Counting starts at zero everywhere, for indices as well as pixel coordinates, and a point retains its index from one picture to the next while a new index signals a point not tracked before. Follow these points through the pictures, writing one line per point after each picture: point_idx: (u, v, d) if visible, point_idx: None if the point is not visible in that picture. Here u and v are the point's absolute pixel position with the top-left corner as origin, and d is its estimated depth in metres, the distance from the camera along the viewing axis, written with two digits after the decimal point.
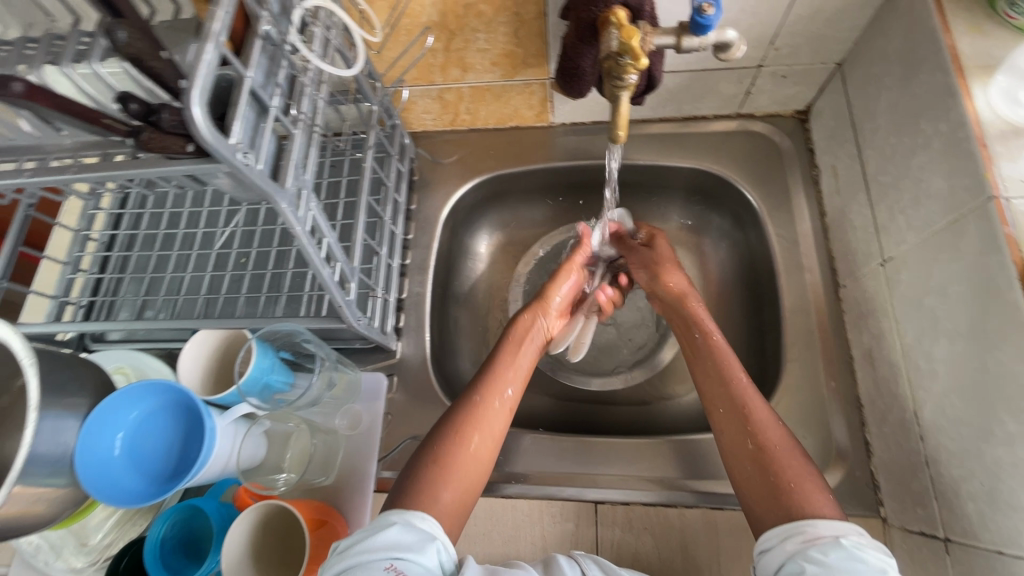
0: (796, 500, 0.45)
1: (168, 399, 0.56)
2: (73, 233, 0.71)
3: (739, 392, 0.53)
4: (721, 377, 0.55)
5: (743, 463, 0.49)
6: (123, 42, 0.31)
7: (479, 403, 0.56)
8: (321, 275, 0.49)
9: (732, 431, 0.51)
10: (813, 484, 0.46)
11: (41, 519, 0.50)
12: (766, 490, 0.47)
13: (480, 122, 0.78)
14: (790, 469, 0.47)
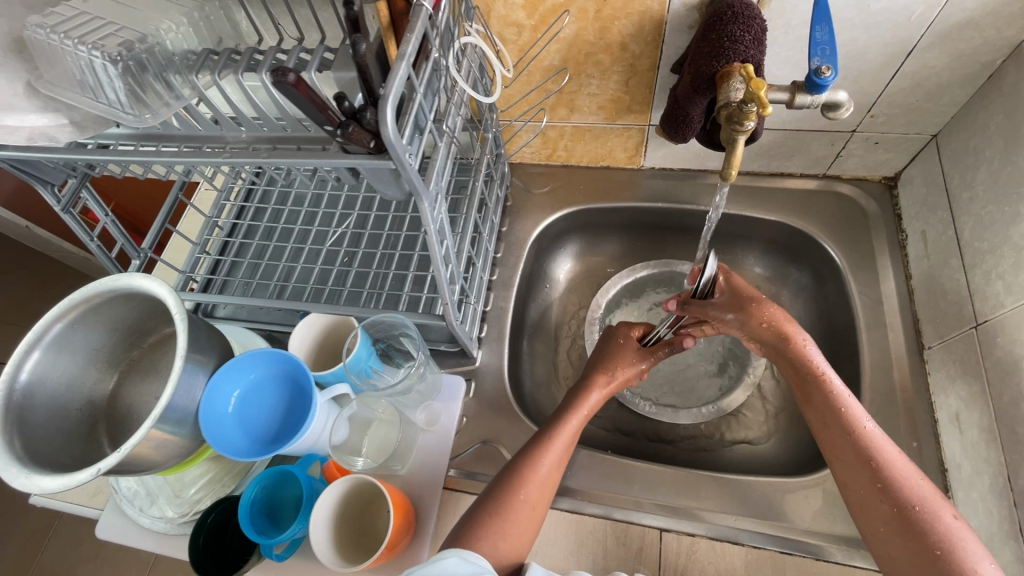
0: (944, 562, 0.46)
1: (280, 370, 0.61)
2: (205, 219, 0.79)
3: (868, 441, 0.53)
4: (848, 427, 0.54)
5: (884, 517, 0.50)
6: (361, 51, 0.38)
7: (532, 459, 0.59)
8: (438, 272, 0.54)
9: (863, 486, 0.52)
10: (967, 549, 0.46)
11: (158, 462, 0.56)
12: (910, 550, 0.48)
13: (574, 160, 0.84)
14: (938, 523, 0.48)
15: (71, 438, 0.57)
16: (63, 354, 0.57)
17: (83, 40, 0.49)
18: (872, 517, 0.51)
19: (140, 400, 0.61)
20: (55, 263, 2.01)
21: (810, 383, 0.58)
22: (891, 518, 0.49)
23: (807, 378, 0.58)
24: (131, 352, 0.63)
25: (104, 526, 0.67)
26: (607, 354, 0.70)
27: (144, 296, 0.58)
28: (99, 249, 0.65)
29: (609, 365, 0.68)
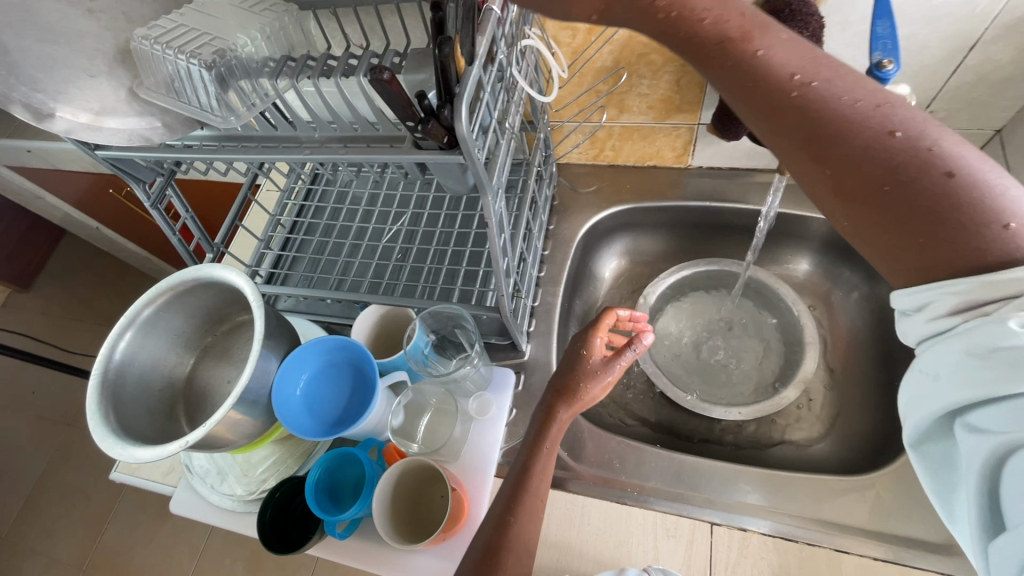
0: (929, 246, 0.36)
1: (342, 357, 0.64)
2: (270, 216, 0.84)
3: (817, 115, 0.39)
4: (818, 113, 0.40)
5: (861, 175, 0.38)
6: (446, 53, 0.41)
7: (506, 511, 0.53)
8: (497, 262, 0.57)
9: (863, 166, 0.38)
10: (930, 218, 0.36)
11: (231, 440, 0.59)
12: (899, 243, 0.38)
13: (621, 159, 0.85)
14: (971, 190, 0.35)
15: (156, 415, 0.61)
16: (149, 337, 0.61)
17: (182, 49, 0.53)
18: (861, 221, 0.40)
19: (214, 382, 0.66)
20: (116, 263, 2.13)
21: (771, 91, 0.41)
22: (875, 200, 0.38)
23: (745, 84, 0.42)
24: (206, 338, 0.68)
25: (178, 501, 0.71)
26: (570, 369, 0.61)
27: (221, 285, 0.63)
28: (180, 243, 0.70)
29: (575, 387, 0.59)
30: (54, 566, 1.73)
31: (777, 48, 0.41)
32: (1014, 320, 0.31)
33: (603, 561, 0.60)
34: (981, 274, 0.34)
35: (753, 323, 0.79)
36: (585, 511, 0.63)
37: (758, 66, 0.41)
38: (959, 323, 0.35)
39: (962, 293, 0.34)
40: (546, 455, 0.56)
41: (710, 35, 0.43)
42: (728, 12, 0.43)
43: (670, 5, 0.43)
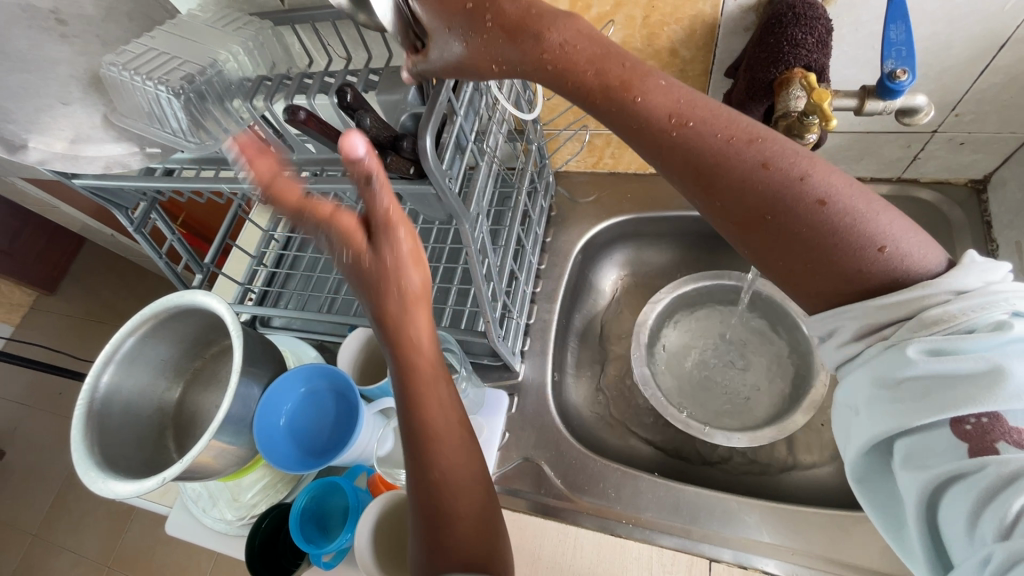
0: (819, 273, 0.38)
1: (324, 385, 0.63)
2: (262, 232, 0.83)
3: (701, 149, 0.39)
4: (700, 150, 0.39)
5: (749, 208, 0.38)
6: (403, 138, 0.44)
7: (450, 505, 0.44)
8: (481, 290, 0.54)
9: (747, 200, 0.38)
10: (822, 252, 0.37)
11: (217, 470, 0.59)
12: (794, 269, 0.39)
13: (621, 167, 0.81)
14: (846, 216, 0.36)
15: (143, 443, 0.61)
16: (134, 367, 0.61)
17: (151, 75, 0.51)
18: (761, 250, 0.40)
19: (203, 407, 0.65)
20: (134, 266, 2.17)
21: (652, 132, 0.40)
22: (769, 230, 0.39)
23: (630, 125, 0.41)
24: (194, 362, 0.67)
25: (173, 522, 0.71)
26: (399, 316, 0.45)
27: (203, 311, 0.62)
28: (167, 265, 0.69)
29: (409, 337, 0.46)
30: (82, 562, 1.79)
31: (654, 92, 0.40)
32: (915, 347, 0.33)
33: None
34: (872, 299, 0.36)
35: (760, 339, 0.75)
36: (578, 542, 0.61)
37: (641, 112, 0.40)
38: (868, 348, 0.36)
39: (863, 319, 0.36)
40: (434, 421, 0.45)
41: (595, 84, 0.41)
42: (609, 62, 0.41)
43: (556, 56, 0.41)
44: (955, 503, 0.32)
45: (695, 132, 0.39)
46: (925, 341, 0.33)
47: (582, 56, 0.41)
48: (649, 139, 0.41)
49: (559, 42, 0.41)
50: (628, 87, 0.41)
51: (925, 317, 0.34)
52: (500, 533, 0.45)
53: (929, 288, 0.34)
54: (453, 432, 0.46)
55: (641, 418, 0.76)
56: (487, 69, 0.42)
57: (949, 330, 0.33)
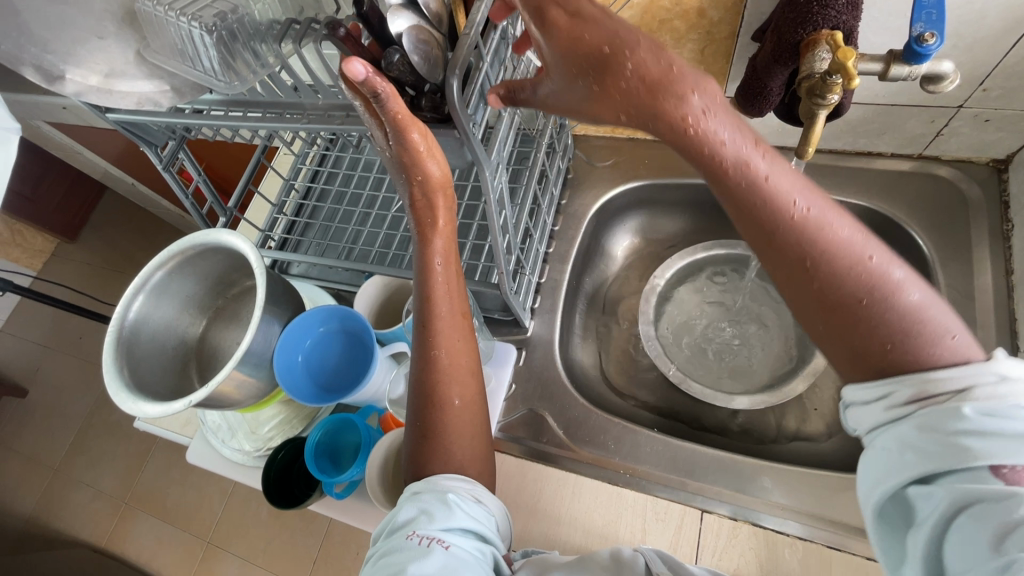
0: (891, 357, 0.35)
1: (334, 327, 0.65)
2: (282, 181, 0.84)
3: (804, 225, 0.36)
4: (816, 227, 0.36)
5: (847, 295, 0.36)
6: (392, 63, 0.43)
7: (447, 394, 0.52)
8: (497, 240, 0.55)
9: (843, 283, 0.36)
10: (907, 336, 0.34)
11: (237, 401, 0.62)
12: (863, 355, 0.36)
13: (641, 133, 0.81)
14: (932, 315, 0.34)
15: (168, 372, 0.64)
16: (161, 300, 0.63)
17: (184, 11, 0.51)
18: (831, 335, 0.37)
19: (224, 343, 0.68)
20: (153, 219, 2.21)
21: (768, 204, 0.37)
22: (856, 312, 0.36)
23: (744, 197, 0.38)
24: (216, 301, 0.70)
25: (194, 451, 0.75)
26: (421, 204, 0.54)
27: (225, 250, 0.64)
28: (192, 206, 0.71)
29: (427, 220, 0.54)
30: (100, 497, 1.88)
31: (782, 171, 0.37)
32: (969, 406, 0.32)
33: (590, 540, 0.61)
34: (929, 371, 0.34)
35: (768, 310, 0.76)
36: (576, 489, 0.64)
37: (769, 190, 0.37)
38: (915, 411, 0.34)
39: (916, 384, 0.34)
40: (441, 310, 0.53)
41: (726, 156, 0.37)
42: (744, 132, 0.37)
43: (698, 123, 0.37)
44: (973, 536, 0.30)
45: (812, 214, 0.36)
46: (983, 403, 0.31)
47: (718, 124, 0.37)
48: (757, 208, 0.37)
49: (698, 106, 0.37)
50: (749, 154, 0.37)
51: (978, 388, 0.32)
52: (484, 418, 0.56)
53: (982, 369, 0.32)
54: (455, 320, 0.54)
55: (643, 379, 0.79)
56: (620, 115, 0.41)
57: (1007, 398, 0.31)
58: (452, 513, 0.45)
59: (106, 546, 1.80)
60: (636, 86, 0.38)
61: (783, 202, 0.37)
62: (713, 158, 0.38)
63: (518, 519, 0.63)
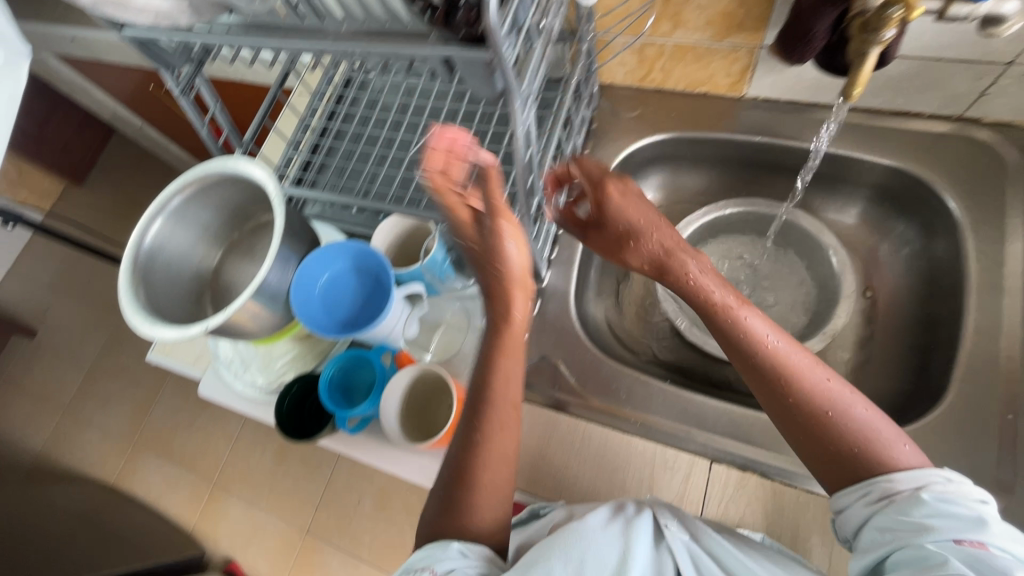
0: (858, 456, 0.48)
1: (345, 265, 0.64)
2: (299, 119, 0.82)
3: (778, 358, 0.52)
4: (784, 359, 0.52)
5: (813, 417, 0.50)
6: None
7: (484, 442, 0.53)
8: (521, 177, 0.54)
9: (810, 402, 0.50)
10: (870, 442, 0.48)
11: (252, 331, 0.62)
12: (838, 457, 0.48)
13: (669, 84, 0.78)
14: (878, 429, 0.48)
15: (184, 301, 0.64)
16: (177, 228, 0.63)
17: None
18: (811, 445, 0.50)
19: (239, 276, 0.68)
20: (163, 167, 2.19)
21: (748, 353, 0.53)
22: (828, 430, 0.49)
23: (732, 335, 0.54)
24: (232, 233, 0.69)
25: (207, 384, 0.76)
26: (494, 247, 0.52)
27: (246, 183, 0.63)
28: (208, 136, 0.69)
29: (484, 267, 0.53)
30: (108, 438, 1.92)
31: (757, 319, 0.54)
32: (928, 494, 0.44)
33: (598, 483, 0.62)
34: (896, 472, 0.46)
35: (787, 271, 0.75)
36: (587, 435, 0.64)
37: (749, 329, 0.53)
38: (890, 505, 0.45)
39: (887, 480, 0.46)
40: (500, 367, 0.54)
41: (714, 298, 0.56)
42: (726, 290, 0.56)
43: (693, 278, 0.58)
44: None
45: (783, 351, 0.52)
46: (934, 491, 0.44)
47: (711, 282, 0.57)
48: (743, 348, 0.53)
49: (695, 270, 0.58)
50: (729, 301, 0.55)
51: (932, 486, 0.45)
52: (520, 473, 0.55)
53: (941, 474, 0.45)
54: (510, 375, 0.55)
55: (656, 335, 0.79)
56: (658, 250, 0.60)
57: (958, 496, 0.44)
58: (444, 553, 0.48)
59: (114, 484, 1.84)
60: (660, 252, 0.59)
61: (761, 340, 0.53)
62: (710, 292, 0.56)
63: (528, 460, 0.64)
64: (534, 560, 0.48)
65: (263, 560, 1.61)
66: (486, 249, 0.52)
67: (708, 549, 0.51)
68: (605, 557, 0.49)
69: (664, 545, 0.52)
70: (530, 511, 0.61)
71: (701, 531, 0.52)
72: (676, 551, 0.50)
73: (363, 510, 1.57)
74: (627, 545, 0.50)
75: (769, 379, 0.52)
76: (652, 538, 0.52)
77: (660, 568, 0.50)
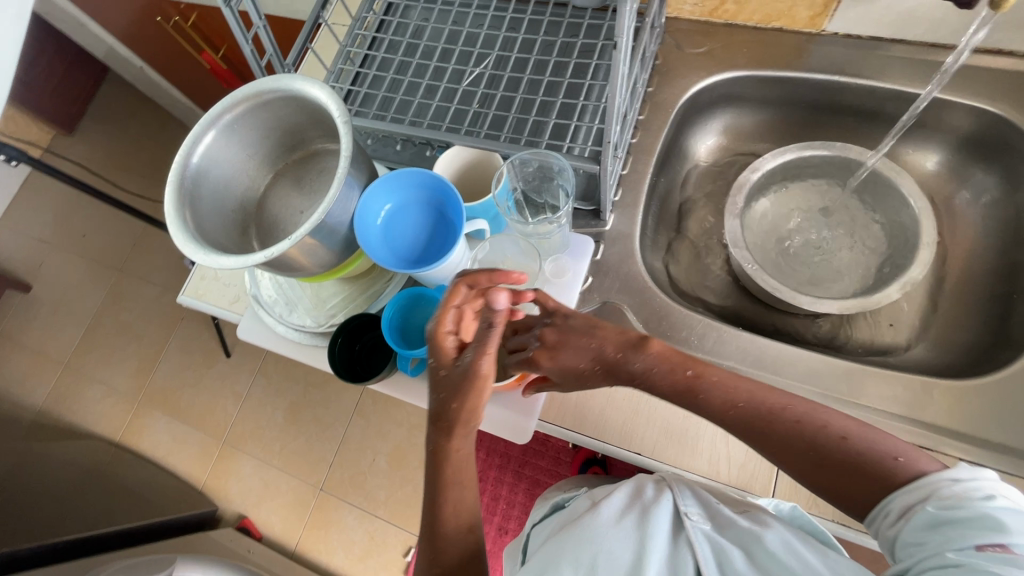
0: (869, 476, 0.45)
1: (413, 197, 0.60)
2: (339, 45, 0.73)
3: (747, 414, 0.50)
4: (750, 412, 0.50)
5: (799, 453, 0.47)
6: None
7: (445, 490, 0.50)
8: (615, 97, 0.49)
9: (793, 443, 0.48)
10: (868, 458, 0.45)
11: (307, 267, 0.57)
12: (852, 489, 0.45)
13: (742, 18, 0.73)
14: (864, 449, 0.46)
15: (229, 234, 0.59)
16: (223, 152, 0.57)
17: None
18: (816, 480, 0.47)
19: (287, 210, 0.63)
20: (161, 116, 2.08)
21: (714, 416, 0.52)
22: (826, 470, 0.46)
23: (692, 403, 0.53)
24: (277, 165, 0.64)
25: (244, 328, 0.71)
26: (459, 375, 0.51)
27: (301, 106, 0.58)
28: (251, 55, 0.63)
29: (444, 392, 0.51)
30: (112, 394, 1.88)
31: (713, 384, 0.52)
32: (936, 504, 0.41)
33: (671, 429, 0.60)
34: (902, 491, 0.43)
35: (857, 220, 0.73)
36: None
37: (709, 395, 0.52)
38: (910, 519, 0.42)
39: (900, 497, 0.43)
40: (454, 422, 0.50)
41: (667, 374, 0.54)
42: (674, 363, 0.54)
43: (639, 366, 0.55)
44: None
45: (749, 408, 0.50)
46: (945, 501, 0.41)
47: (661, 364, 0.54)
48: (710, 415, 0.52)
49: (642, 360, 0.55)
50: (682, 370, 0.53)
51: (943, 491, 0.41)
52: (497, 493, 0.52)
53: (950, 478, 0.42)
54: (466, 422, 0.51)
55: (717, 285, 0.76)
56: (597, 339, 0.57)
57: (966, 495, 0.40)
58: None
59: (119, 441, 1.81)
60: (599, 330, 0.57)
61: (721, 404, 0.51)
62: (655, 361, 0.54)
63: (596, 407, 0.62)
64: (545, 563, 0.47)
65: (277, 516, 1.60)
66: (460, 372, 0.51)
67: (728, 537, 0.46)
68: (618, 555, 0.45)
69: (683, 537, 0.47)
70: (556, 505, 0.64)
71: (725, 521, 0.48)
72: (693, 542, 0.45)
73: (378, 468, 1.56)
74: (642, 540, 0.46)
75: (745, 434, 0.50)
76: (670, 528, 0.47)
77: (677, 560, 0.45)
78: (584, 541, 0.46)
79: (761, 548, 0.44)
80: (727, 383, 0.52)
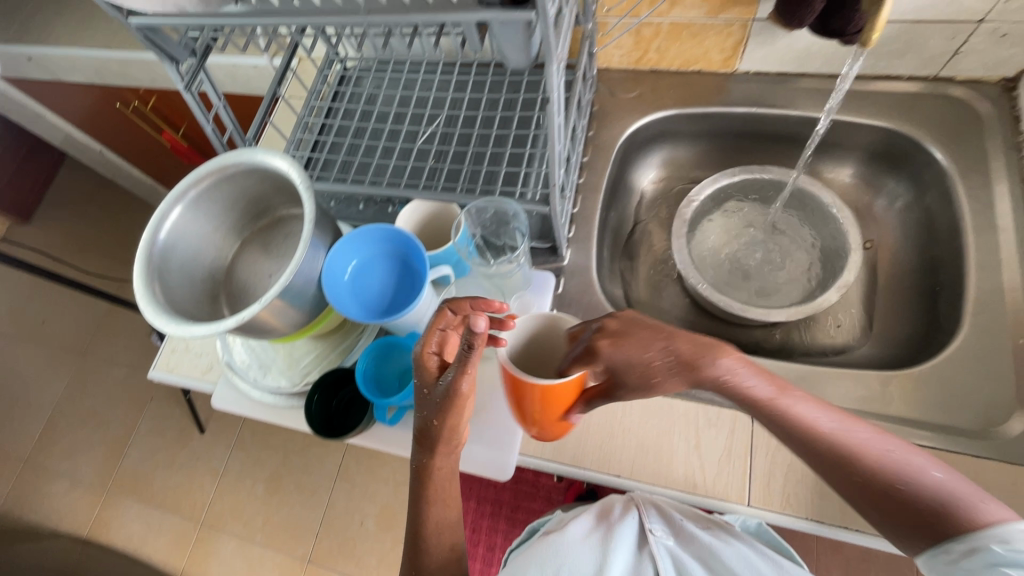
0: (942, 525, 0.42)
1: (375, 250, 0.63)
2: (298, 117, 0.79)
3: (831, 437, 0.46)
4: (831, 436, 0.46)
5: (866, 484, 0.45)
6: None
7: (430, 507, 0.53)
8: (554, 144, 0.54)
9: (874, 477, 0.45)
10: (950, 511, 0.42)
11: (277, 328, 0.59)
12: (914, 527, 0.43)
13: (664, 64, 0.81)
14: (952, 498, 0.43)
15: (200, 304, 0.61)
16: (189, 226, 0.60)
17: None
18: (871, 508, 0.45)
19: (256, 275, 0.65)
20: (121, 195, 2.08)
21: (798, 435, 0.47)
22: (896, 510, 0.44)
23: (778, 421, 0.48)
24: (244, 233, 0.66)
25: (218, 396, 0.71)
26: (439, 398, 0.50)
27: (263, 175, 0.61)
28: (213, 133, 0.67)
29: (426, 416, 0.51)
30: (76, 487, 1.77)
31: (802, 403, 0.48)
32: (1000, 546, 0.40)
33: (645, 448, 0.62)
34: (972, 538, 0.41)
35: (792, 233, 0.79)
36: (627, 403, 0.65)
37: (798, 414, 0.47)
38: (968, 558, 0.41)
39: (965, 541, 0.41)
40: (442, 450, 0.52)
41: (752, 393, 0.49)
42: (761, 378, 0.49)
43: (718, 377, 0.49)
44: None
45: (828, 431, 0.47)
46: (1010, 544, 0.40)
47: (747, 377, 0.49)
48: (794, 433, 0.47)
49: (727, 365, 0.49)
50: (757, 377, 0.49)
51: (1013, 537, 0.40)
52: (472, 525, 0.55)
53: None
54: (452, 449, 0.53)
55: (675, 305, 0.80)
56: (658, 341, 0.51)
57: None
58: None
59: (86, 536, 1.70)
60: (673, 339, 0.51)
61: (810, 423, 0.47)
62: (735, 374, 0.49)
63: (572, 435, 0.64)
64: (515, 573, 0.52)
65: None
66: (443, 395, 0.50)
67: (690, 552, 0.52)
68: (581, 566, 0.51)
69: (647, 550, 0.53)
70: (531, 531, 0.65)
71: (687, 536, 0.54)
72: (656, 556, 0.52)
73: (366, 531, 1.51)
74: (605, 552, 0.52)
75: (811, 453, 0.47)
76: (635, 542, 0.54)
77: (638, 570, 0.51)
78: (551, 554, 0.52)
79: (719, 561, 0.51)
80: (815, 403, 0.48)
